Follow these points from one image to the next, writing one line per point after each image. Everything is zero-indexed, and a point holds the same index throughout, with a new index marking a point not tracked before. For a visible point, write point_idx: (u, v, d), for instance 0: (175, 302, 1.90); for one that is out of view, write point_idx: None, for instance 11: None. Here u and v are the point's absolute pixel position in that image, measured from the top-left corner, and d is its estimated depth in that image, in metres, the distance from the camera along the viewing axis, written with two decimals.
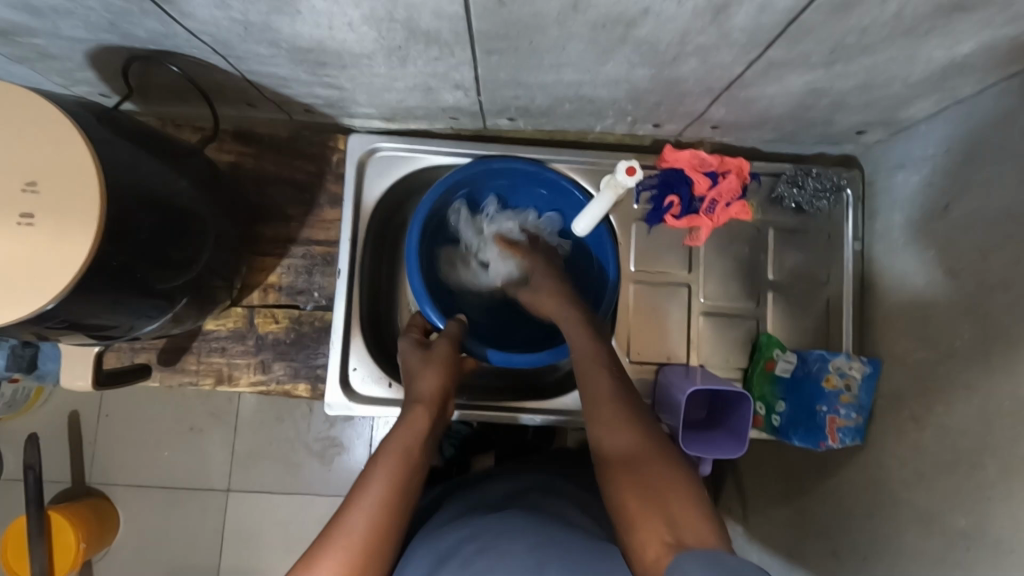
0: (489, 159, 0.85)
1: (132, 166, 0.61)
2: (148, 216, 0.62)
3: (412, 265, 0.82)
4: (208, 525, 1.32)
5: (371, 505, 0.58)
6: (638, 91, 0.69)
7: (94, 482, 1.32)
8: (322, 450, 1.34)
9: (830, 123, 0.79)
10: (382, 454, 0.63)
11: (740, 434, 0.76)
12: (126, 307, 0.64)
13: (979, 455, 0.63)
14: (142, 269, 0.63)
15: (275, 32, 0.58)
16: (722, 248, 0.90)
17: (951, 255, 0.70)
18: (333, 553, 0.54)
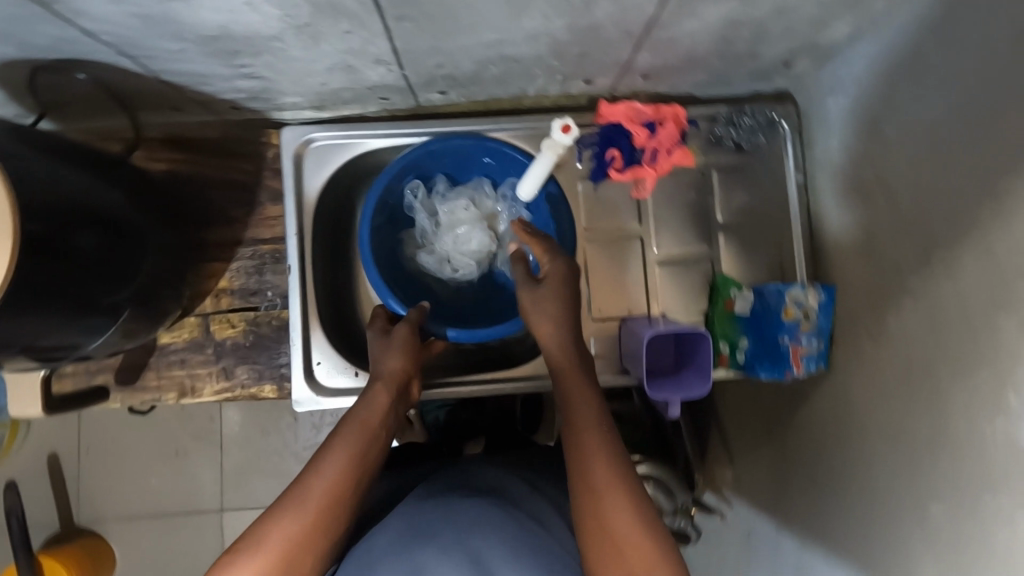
0: (427, 142, 0.84)
1: (48, 179, 0.59)
2: (77, 229, 0.60)
3: (366, 259, 0.82)
4: (209, 543, 1.38)
5: (329, 477, 0.59)
6: (560, 44, 0.69)
7: (81, 521, 1.38)
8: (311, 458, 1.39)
9: (756, 57, 0.80)
10: (341, 432, 0.63)
11: (704, 371, 0.77)
12: (66, 324, 0.63)
13: (931, 359, 0.65)
14: (76, 283, 0.61)
15: (176, 22, 0.56)
16: (670, 197, 0.91)
17: (885, 169, 0.72)
18: (284, 524, 0.55)
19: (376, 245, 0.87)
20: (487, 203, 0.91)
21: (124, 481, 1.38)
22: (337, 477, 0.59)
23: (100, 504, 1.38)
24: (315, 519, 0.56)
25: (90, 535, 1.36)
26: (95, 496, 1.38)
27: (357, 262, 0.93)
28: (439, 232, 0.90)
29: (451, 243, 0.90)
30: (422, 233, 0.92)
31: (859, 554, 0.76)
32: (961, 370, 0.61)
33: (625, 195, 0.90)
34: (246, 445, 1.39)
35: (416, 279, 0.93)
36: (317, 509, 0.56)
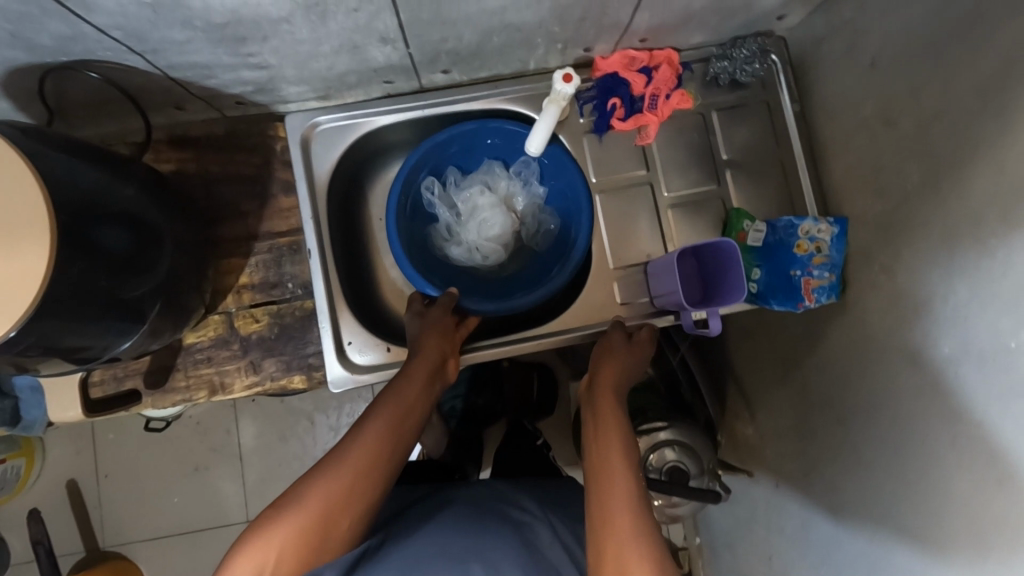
0: (435, 134, 0.87)
1: (73, 178, 0.59)
2: (98, 225, 0.61)
3: (398, 254, 0.84)
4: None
5: (364, 448, 0.63)
6: (561, 8, 0.70)
7: (108, 547, 1.37)
8: None
9: (750, 8, 0.81)
10: (378, 410, 0.68)
11: (740, 281, 0.78)
12: (97, 322, 0.63)
13: (948, 284, 0.66)
14: (105, 281, 0.61)
15: (186, 9, 0.57)
16: (675, 156, 0.92)
17: (885, 105, 0.73)
18: (328, 474, 0.60)
19: (405, 239, 0.90)
20: (501, 184, 0.93)
21: (145, 500, 1.38)
22: (371, 446, 0.64)
23: (120, 527, 1.37)
24: (349, 480, 0.60)
25: (118, 559, 1.35)
26: (120, 518, 1.37)
27: (378, 249, 0.94)
28: (462, 222, 0.93)
29: (475, 231, 0.92)
30: (447, 227, 0.95)
31: (893, 498, 0.76)
32: (977, 284, 0.62)
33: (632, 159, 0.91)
34: (265, 455, 1.39)
35: (452, 271, 0.96)
36: (352, 471, 0.61)
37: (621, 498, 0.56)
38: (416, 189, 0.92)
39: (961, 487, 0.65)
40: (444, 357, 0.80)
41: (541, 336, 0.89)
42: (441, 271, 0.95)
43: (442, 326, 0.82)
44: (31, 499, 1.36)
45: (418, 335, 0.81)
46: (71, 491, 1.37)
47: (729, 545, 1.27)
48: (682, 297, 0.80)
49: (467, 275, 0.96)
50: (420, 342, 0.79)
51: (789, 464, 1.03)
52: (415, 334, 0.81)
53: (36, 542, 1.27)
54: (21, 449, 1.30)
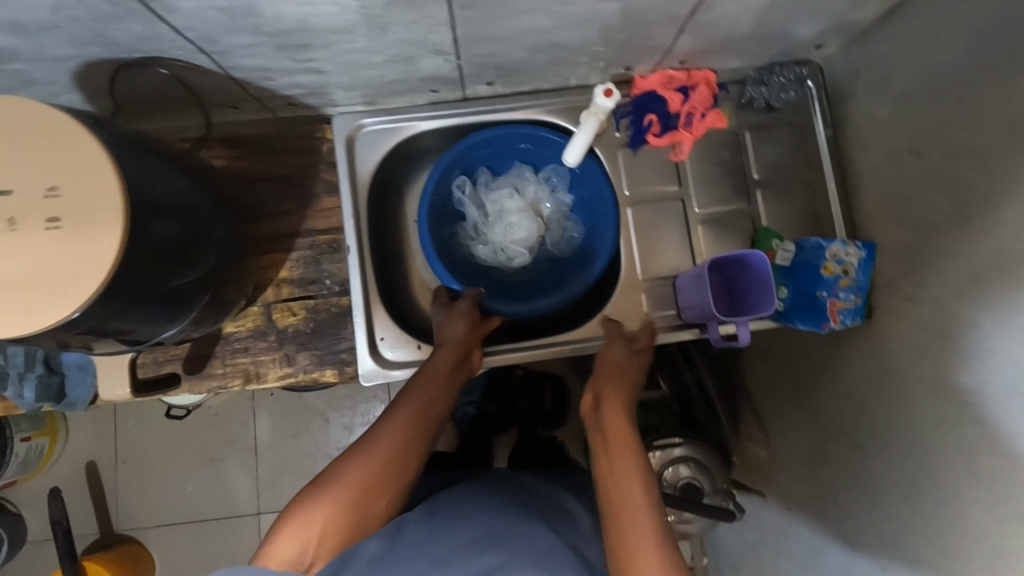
0: (468, 137, 0.89)
1: (139, 172, 0.62)
2: (157, 216, 0.64)
3: (429, 252, 0.87)
4: (244, 546, 1.40)
5: (390, 439, 0.66)
6: (607, 29, 0.73)
7: (121, 529, 1.40)
8: None
9: (788, 37, 0.83)
10: (403, 401, 0.71)
11: (767, 292, 0.80)
12: (150, 306, 0.66)
13: (975, 315, 0.67)
14: (158, 269, 0.64)
15: (259, 15, 0.60)
16: (708, 175, 0.94)
17: (917, 137, 0.75)
18: (359, 462, 0.64)
19: (434, 238, 0.93)
20: (529, 188, 0.96)
21: (163, 485, 1.41)
22: (397, 436, 0.67)
23: (135, 511, 1.40)
24: (378, 467, 0.64)
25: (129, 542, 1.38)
26: (135, 504, 1.41)
27: (409, 247, 0.97)
28: (490, 223, 0.96)
29: (502, 233, 0.95)
30: (474, 226, 0.98)
31: (907, 525, 0.77)
32: (1003, 316, 0.63)
33: (664, 178, 0.93)
34: (280, 449, 1.41)
35: (476, 270, 0.99)
36: (381, 458, 0.64)
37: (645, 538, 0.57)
38: (445, 187, 0.93)
39: (979, 516, 0.65)
40: (470, 349, 0.82)
41: (569, 343, 0.90)
42: (466, 268, 0.98)
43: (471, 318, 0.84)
44: (53, 478, 1.40)
45: (443, 327, 0.83)
46: (91, 472, 1.40)
47: (736, 566, 1.27)
48: (711, 306, 0.80)
49: (489, 274, 0.99)
50: (448, 335, 0.81)
51: (802, 488, 1.03)
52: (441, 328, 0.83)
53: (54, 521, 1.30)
54: (46, 428, 1.33)
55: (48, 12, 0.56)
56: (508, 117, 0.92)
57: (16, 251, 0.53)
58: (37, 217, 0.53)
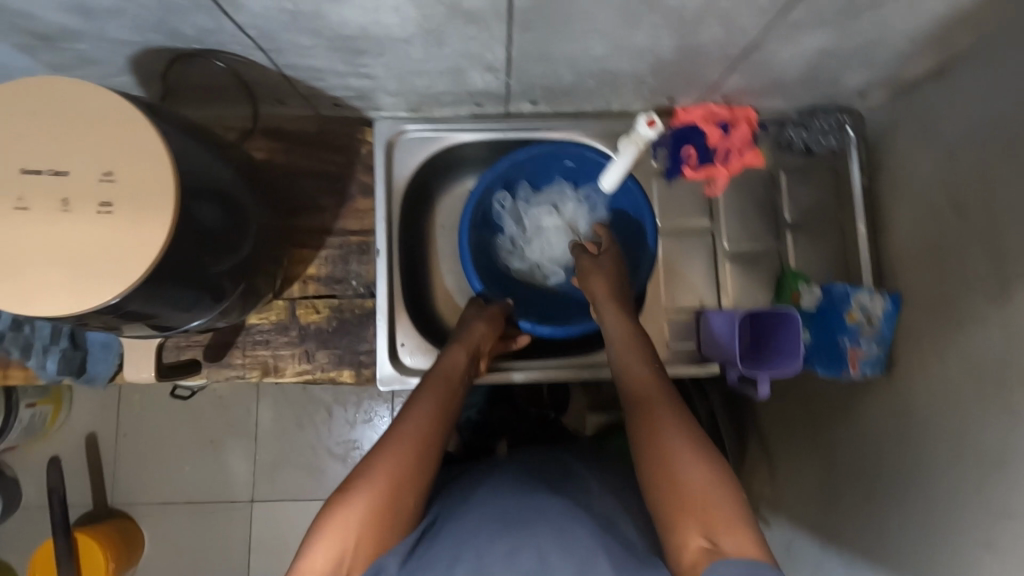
0: (515, 152, 0.90)
1: (192, 161, 0.63)
2: (204, 201, 0.65)
3: (468, 266, 0.88)
4: (237, 532, 1.40)
5: (414, 429, 0.64)
6: (659, 61, 0.73)
7: (116, 504, 1.40)
8: (344, 453, 1.42)
9: (834, 85, 0.84)
10: (426, 385, 0.71)
11: (795, 350, 0.82)
12: (188, 290, 0.67)
13: (1005, 378, 0.67)
14: (203, 254, 0.66)
15: (322, 19, 0.61)
16: (740, 210, 0.94)
17: (956, 194, 0.75)
18: (390, 452, 0.61)
19: (473, 248, 0.94)
20: (569, 207, 0.97)
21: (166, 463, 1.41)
22: (421, 426, 0.65)
23: (133, 487, 1.40)
24: (408, 457, 0.62)
25: (121, 517, 1.38)
26: (131, 481, 1.41)
27: (437, 253, 0.98)
28: (528, 239, 0.98)
29: (541, 251, 0.97)
30: (511, 241, 0.99)
31: None
32: None
33: (695, 211, 0.94)
34: (281, 438, 1.42)
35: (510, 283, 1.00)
36: (408, 450, 0.62)
37: (696, 464, 0.56)
38: (489, 198, 0.95)
39: None
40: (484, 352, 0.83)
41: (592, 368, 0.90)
42: (499, 278, 0.98)
43: (490, 321, 0.84)
44: (56, 446, 1.40)
45: (465, 322, 0.84)
46: (93, 445, 1.40)
47: None
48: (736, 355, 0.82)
49: (521, 286, 1.00)
50: (465, 334, 0.81)
51: (807, 529, 1.03)
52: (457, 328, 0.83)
53: (50, 490, 1.31)
54: (51, 396, 1.32)
55: None
56: (547, 136, 0.93)
57: (69, 232, 0.53)
58: (89, 200, 0.53)
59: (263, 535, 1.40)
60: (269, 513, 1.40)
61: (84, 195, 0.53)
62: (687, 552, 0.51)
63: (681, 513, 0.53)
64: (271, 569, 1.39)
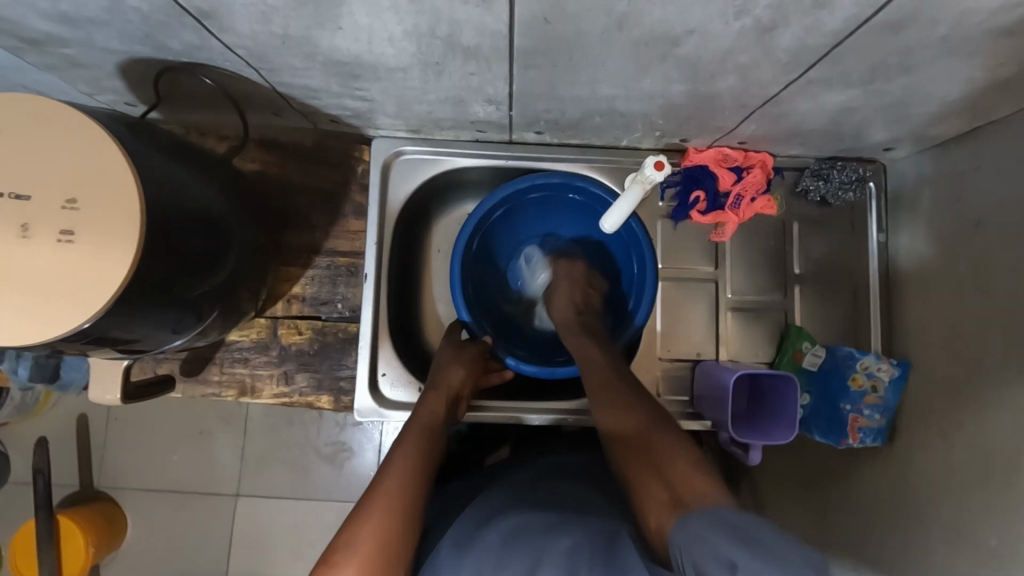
0: (517, 180, 0.85)
1: (180, 185, 0.61)
2: (193, 227, 0.62)
3: (457, 296, 0.85)
4: (218, 531, 1.17)
5: (395, 484, 0.61)
6: (671, 105, 0.69)
7: (102, 486, 1.17)
8: (333, 456, 1.18)
9: (859, 138, 0.79)
10: (410, 431, 0.69)
11: (791, 419, 0.79)
12: (171, 313, 0.63)
13: (1015, 471, 0.63)
14: (188, 281, 0.63)
15: (313, 46, 0.58)
16: (748, 259, 0.90)
17: (981, 267, 0.70)
18: (377, 512, 0.58)
19: (467, 280, 0.90)
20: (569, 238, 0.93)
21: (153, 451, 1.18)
22: (404, 481, 0.62)
23: (121, 471, 1.17)
24: (396, 515, 0.58)
25: (106, 501, 1.15)
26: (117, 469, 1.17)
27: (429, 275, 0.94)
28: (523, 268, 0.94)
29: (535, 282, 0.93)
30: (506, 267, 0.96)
31: None
32: None
33: (700, 255, 0.90)
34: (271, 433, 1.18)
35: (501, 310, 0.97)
36: (391, 512, 0.58)
37: (661, 443, 0.59)
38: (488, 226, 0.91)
39: None
40: (464, 396, 0.80)
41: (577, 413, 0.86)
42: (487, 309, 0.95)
43: (470, 363, 0.82)
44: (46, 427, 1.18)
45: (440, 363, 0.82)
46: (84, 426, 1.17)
47: None
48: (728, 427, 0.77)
49: (506, 320, 0.97)
50: (443, 378, 0.78)
51: None
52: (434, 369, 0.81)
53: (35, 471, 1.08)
54: None
55: (101, 11, 0.54)
56: (551, 167, 0.89)
57: (27, 261, 0.52)
58: (50, 228, 0.53)
59: (246, 532, 1.17)
60: (252, 512, 1.18)
61: (47, 221, 0.53)
62: (660, 518, 0.52)
63: (650, 487, 0.55)
64: (254, 569, 1.17)
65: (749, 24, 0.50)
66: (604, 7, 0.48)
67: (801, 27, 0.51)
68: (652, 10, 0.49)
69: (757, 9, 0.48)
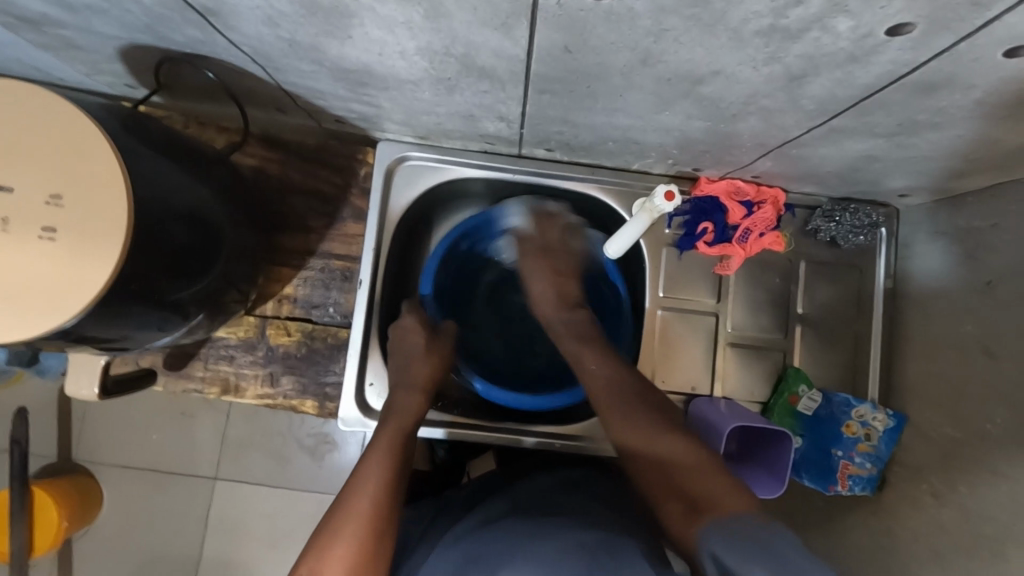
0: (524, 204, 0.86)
1: (174, 186, 0.58)
2: (183, 229, 0.59)
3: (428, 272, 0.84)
4: (192, 512, 1.13)
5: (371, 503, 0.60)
6: (688, 139, 0.67)
7: (77, 459, 1.13)
8: (313, 447, 1.15)
9: (875, 184, 0.77)
10: (379, 440, 0.67)
11: (779, 472, 0.76)
12: (151, 316, 0.61)
13: (1002, 544, 0.62)
14: (172, 282, 0.60)
15: (320, 52, 0.55)
16: (751, 294, 0.88)
17: (990, 329, 0.68)
18: (343, 539, 0.57)
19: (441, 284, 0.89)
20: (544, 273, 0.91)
21: (131, 426, 1.14)
22: (377, 499, 0.60)
23: (99, 444, 1.13)
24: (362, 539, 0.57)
25: (80, 473, 1.12)
26: (94, 438, 1.14)
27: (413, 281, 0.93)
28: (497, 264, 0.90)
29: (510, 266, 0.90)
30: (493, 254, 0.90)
31: None
32: None
33: (702, 288, 0.88)
34: (254, 419, 1.15)
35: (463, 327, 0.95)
36: (364, 534, 0.58)
37: (685, 460, 0.63)
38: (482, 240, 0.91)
39: None
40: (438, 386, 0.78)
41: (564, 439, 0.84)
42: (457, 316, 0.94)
43: (442, 356, 0.80)
44: (25, 397, 1.12)
45: (404, 357, 0.78)
46: (64, 396, 1.13)
47: None
48: None
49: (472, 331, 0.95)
50: (416, 376, 0.76)
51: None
52: (403, 363, 0.77)
53: (12, 440, 1.03)
54: None
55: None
56: (560, 184, 0.86)
57: (4, 256, 0.50)
58: (31, 224, 0.51)
59: (221, 516, 1.14)
60: (231, 496, 1.14)
61: (30, 217, 0.51)
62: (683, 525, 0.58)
63: (678, 504, 0.60)
64: (225, 556, 1.13)
65: (778, 71, 0.48)
66: (628, 43, 0.46)
67: (832, 79, 0.49)
68: (678, 50, 0.46)
69: (789, 58, 0.46)
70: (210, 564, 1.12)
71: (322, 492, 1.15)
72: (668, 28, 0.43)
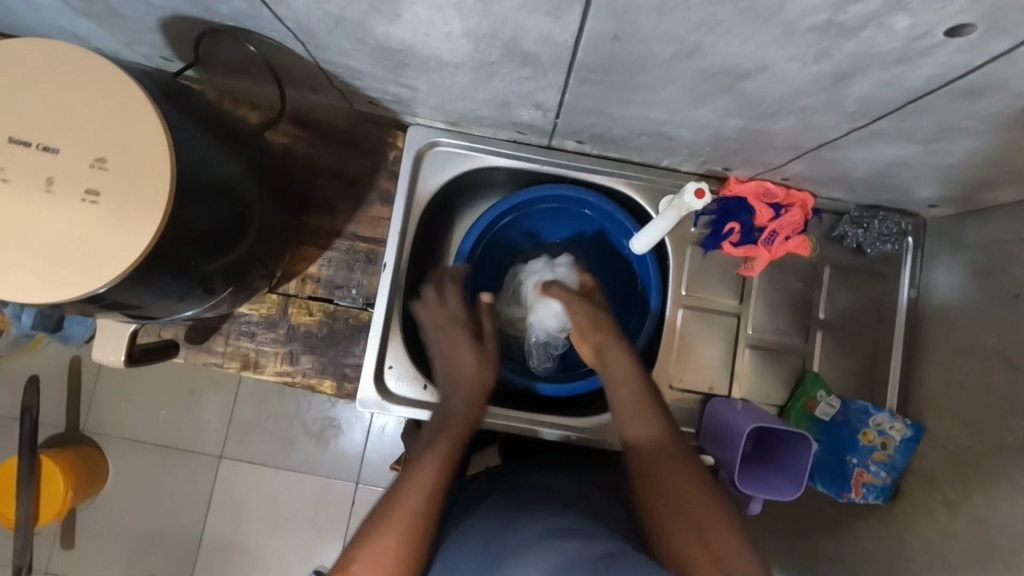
0: (556, 187, 0.85)
1: (208, 157, 0.58)
2: (216, 202, 0.59)
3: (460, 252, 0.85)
4: (197, 490, 1.14)
5: (415, 504, 0.60)
6: (723, 136, 0.67)
7: (87, 432, 1.14)
8: (320, 431, 1.15)
9: (907, 192, 0.77)
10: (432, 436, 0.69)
11: (795, 475, 0.77)
12: (178, 286, 0.61)
13: (1018, 557, 0.62)
14: (203, 252, 0.60)
15: (364, 30, 0.55)
16: (773, 296, 0.88)
17: (1017, 343, 0.68)
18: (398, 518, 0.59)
19: (471, 260, 0.90)
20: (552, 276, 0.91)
21: (141, 401, 1.14)
22: (427, 493, 0.61)
23: (109, 417, 1.14)
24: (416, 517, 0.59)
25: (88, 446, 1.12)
26: (103, 411, 1.14)
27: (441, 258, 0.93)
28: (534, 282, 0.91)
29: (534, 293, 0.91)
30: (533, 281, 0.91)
31: None
32: None
33: (725, 289, 0.87)
34: (263, 400, 1.15)
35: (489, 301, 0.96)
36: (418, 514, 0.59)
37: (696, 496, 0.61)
38: (515, 215, 0.91)
39: None
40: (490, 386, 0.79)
41: (580, 431, 0.84)
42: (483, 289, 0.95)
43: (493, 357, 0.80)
44: (38, 366, 1.13)
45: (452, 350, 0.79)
46: (77, 370, 1.14)
47: None
48: (736, 474, 0.75)
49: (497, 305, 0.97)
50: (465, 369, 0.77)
51: None
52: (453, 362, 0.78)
53: (24, 407, 1.04)
54: None
55: None
56: (587, 177, 0.87)
57: (44, 217, 0.50)
58: (74, 186, 0.51)
59: (226, 495, 1.14)
60: (236, 475, 1.14)
61: (72, 179, 0.51)
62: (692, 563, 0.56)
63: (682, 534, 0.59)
64: (228, 535, 1.14)
65: (826, 69, 0.48)
66: (679, 34, 0.46)
67: (880, 81, 0.49)
68: (727, 42, 0.46)
69: (839, 56, 0.46)
70: (213, 542, 1.13)
71: (327, 476, 1.15)
72: (721, 20, 0.43)
